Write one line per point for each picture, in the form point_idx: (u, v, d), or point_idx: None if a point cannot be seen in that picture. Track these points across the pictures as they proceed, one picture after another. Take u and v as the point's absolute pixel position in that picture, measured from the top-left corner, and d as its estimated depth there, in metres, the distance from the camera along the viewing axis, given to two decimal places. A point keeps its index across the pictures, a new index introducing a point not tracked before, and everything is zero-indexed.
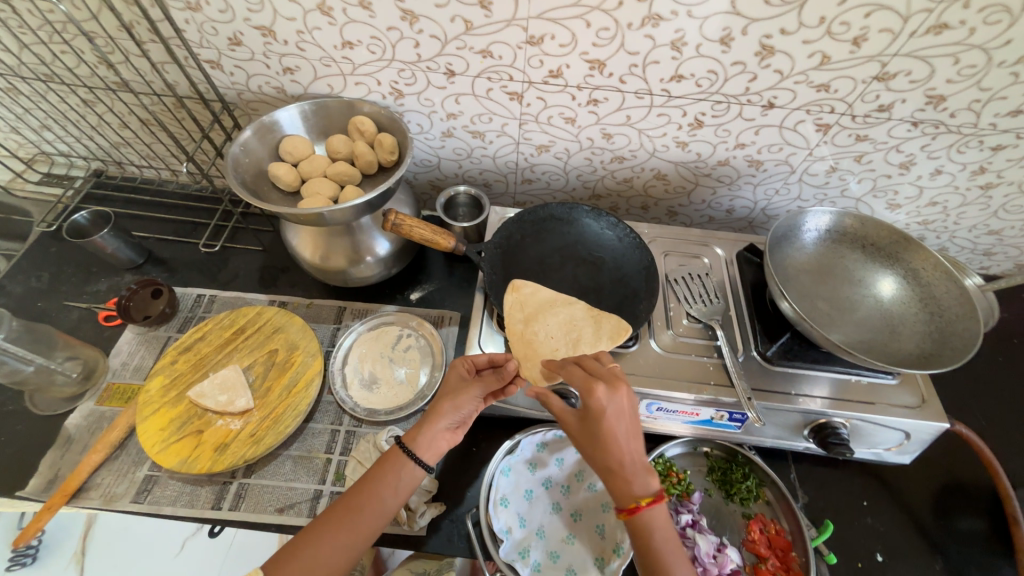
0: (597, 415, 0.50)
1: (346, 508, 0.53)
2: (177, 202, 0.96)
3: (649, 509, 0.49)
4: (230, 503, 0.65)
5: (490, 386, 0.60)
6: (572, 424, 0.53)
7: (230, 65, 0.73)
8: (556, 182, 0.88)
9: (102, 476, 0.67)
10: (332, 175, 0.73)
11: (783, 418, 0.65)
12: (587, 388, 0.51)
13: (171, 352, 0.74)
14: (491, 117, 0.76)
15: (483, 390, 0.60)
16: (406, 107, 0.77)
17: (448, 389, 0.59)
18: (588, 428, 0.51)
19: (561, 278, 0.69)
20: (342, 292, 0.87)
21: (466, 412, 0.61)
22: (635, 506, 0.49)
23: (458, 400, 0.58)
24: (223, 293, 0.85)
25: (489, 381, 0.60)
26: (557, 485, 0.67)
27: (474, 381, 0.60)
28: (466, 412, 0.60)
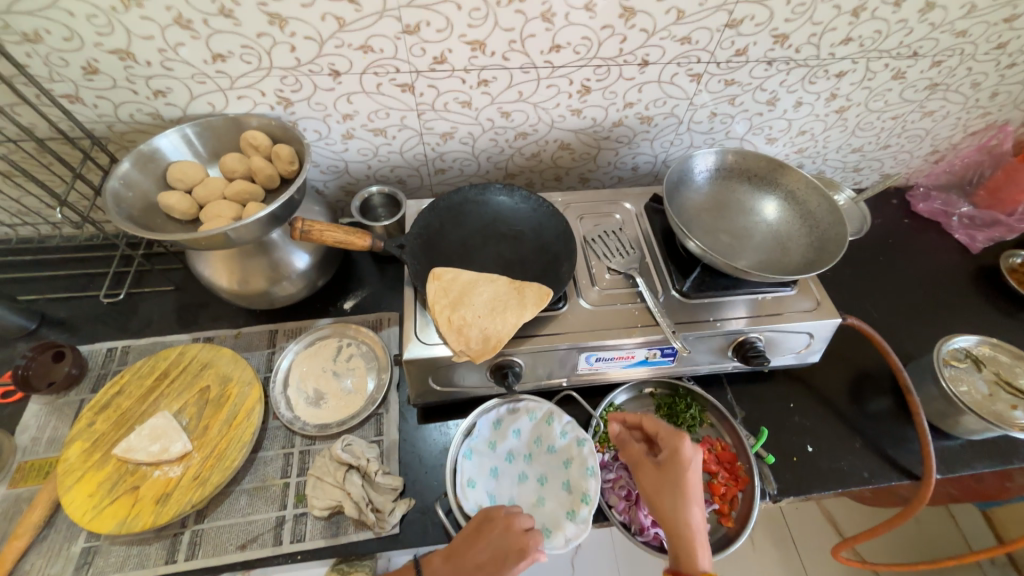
0: (682, 463, 0.60)
1: None
2: (65, 257, 0.88)
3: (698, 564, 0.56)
4: (185, 552, 0.62)
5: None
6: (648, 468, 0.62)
7: (91, 97, 0.68)
8: (469, 168, 0.89)
9: (31, 562, 0.61)
10: (231, 196, 0.70)
11: (708, 344, 0.72)
12: (673, 444, 0.61)
13: (86, 413, 0.68)
14: (388, 112, 0.76)
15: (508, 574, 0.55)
16: (298, 115, 0.75)
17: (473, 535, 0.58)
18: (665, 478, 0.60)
19: (485, 257, 0.71)
20: (272, 315, 0.84)
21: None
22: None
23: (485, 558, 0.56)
24: (138, 341, 0.79)
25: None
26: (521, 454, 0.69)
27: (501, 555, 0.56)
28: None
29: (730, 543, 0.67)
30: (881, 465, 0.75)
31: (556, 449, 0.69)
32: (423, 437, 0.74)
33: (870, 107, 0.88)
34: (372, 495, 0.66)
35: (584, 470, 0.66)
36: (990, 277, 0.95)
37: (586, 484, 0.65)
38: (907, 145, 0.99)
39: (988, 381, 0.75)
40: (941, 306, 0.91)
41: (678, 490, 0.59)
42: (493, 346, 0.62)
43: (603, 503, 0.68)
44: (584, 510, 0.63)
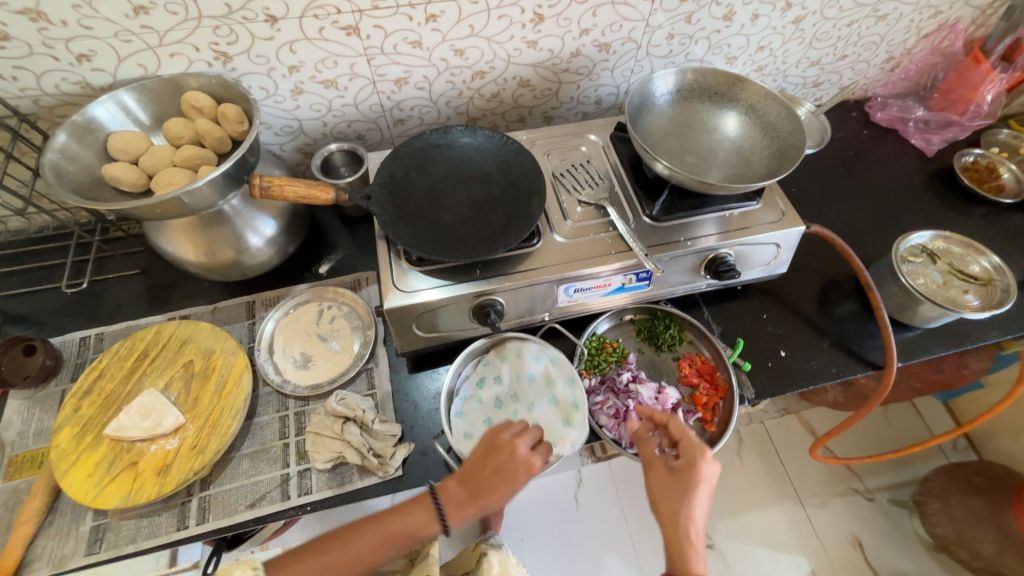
0: (697, 474, 0.56)
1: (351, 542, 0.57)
2: (16, 252, 0.84)
3: None
4: (196, 517, 0.64)
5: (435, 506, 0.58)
6: (656, 473, 0.59)
7: (8, 68, 0.63)
8: (429, 116, 0.87)
9: (42, 545, 0.62)
10: (182, 162, 0.67)
11: (681, 264, 0.74)
12: (694, 453, 0.58)
13: (70, 399, 0.67)
14: (335, 60, 0.72)
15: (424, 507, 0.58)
16: (240, 71, 0.70)
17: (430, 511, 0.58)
18: (675, 481, 0.57)
19: (454, 201, 0.70)
20: (246, 287, 0.83)
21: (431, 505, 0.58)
22: None
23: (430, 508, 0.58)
24: (111, 327, 0.78)
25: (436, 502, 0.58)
26: (541, 406, 0.69)
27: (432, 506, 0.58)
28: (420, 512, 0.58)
29: (714, 444, 0.73)
30: (846, 360, 0.81)
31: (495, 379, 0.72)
32: (415, 385, 0.75)
33: (825, 15, 0.88)
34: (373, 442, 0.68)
35: (566, 381, 0.70)
36: (944, 177, 0.99)
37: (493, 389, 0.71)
38: (862, 54, 1.00)
39: (942, 272, 0.80)
40: (899, 209, 0.95)
41: (708, 484, 0.57)
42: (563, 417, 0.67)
43: (593, 424, 0.72)
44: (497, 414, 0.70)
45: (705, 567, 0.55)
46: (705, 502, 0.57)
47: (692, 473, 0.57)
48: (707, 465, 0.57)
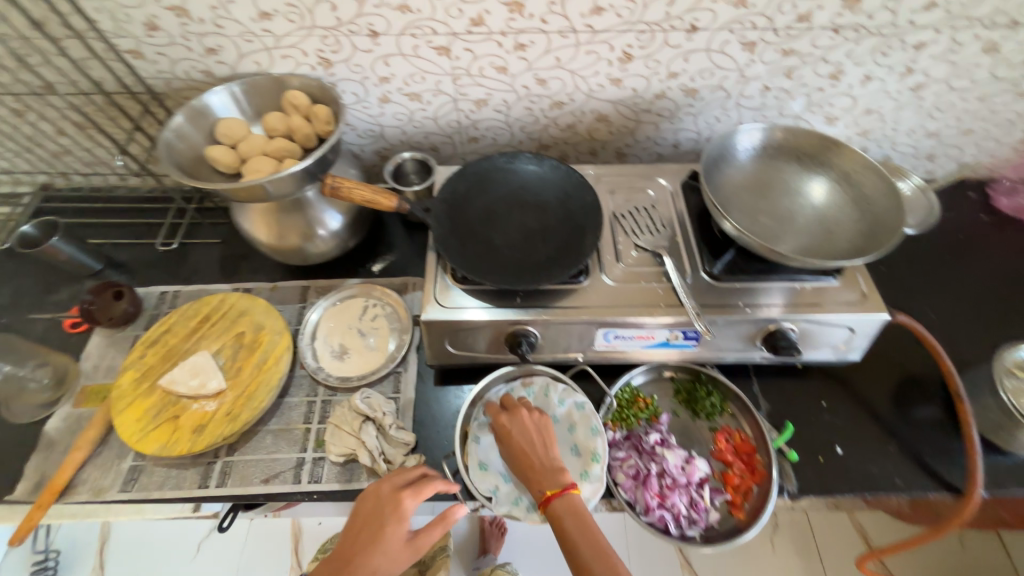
0: (518, 424, 0.63)
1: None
2: (128, 206, 0.96)
3: (563, 496, 0.58)
4: (216, 480, 0.68)
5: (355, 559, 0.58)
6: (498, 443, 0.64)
7: (152, 53, 0.72)
8: (502, 138, 0.88)
9: (88, 472, 0.69)
10: (271, 153, 0.73)
11: (735, 330, 0.68)
12: (511, 407, 0.65)
13: (139, 346, 0.74)
14: (423, 76, 0.76)
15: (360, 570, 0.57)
16: (337, 76, 0.76)
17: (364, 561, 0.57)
18: (507, 440, 0.63)
19: (509, 225, 0.70)
20: (305, 271, 0.89)
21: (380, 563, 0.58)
22: (553, 492, 0.58)
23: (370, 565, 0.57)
24: (187, 287, 0.86)
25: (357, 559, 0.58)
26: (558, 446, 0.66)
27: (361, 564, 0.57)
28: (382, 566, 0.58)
29: (740, 533, 0.66)
30: (916, 474, 0.70)
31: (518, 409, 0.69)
32: (437, 398, 0.76)
33: (952, 85, 0.79)
34: (386, 446, 0.69)
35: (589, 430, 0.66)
36: None
37: None
38: (994, 131, 0.87)
39: None
40: (1012, 314, 0.82)
41: (536, 425, 0.63)
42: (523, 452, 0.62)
43: (608, 481, 0.68)
44: None
45: (556, 477, 0.59)
46: (542, 441, 0.62)
47: (532, 487, 0.60)
48: (525, 416, 0.64)
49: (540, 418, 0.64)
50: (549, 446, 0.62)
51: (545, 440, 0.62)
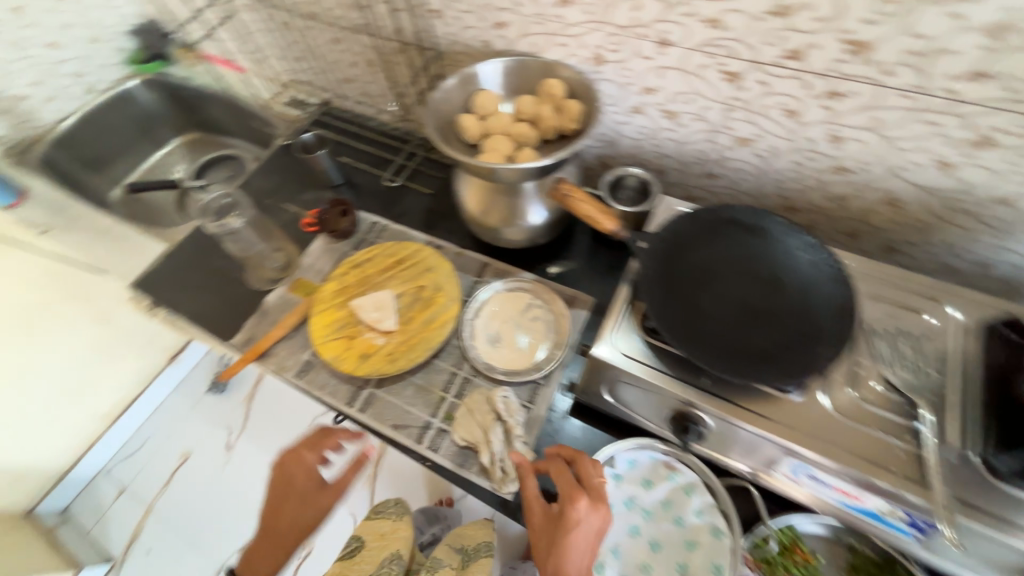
0: (568, 525, 0.51)
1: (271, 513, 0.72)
2: (374, 137, 1.10)
3: None
4: (360, 404, 0.76)
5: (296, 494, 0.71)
6: (536, 514, 0.57)
7: (450, 16, 0.77)
8: (746, 184, 0.76)
9: (279, 349, 0.82)
10: (513, 135, 0.74)
11: (991, 551, 0.50)
12: (570, 498, 0.53)
13: (346, 264, 0.85)
14: (693, 98, 0.68)
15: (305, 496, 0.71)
16: (602, 76, 0.72)
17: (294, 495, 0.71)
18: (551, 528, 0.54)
19: (726, 293, 0.59)
20: (488, 248, 0.91)
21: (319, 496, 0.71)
22: None
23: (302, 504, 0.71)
24: (393, 225, 0.96)
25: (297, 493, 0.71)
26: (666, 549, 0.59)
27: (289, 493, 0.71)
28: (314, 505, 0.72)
29: None
30: None
31: (652, 480, 0.63)
32: (568, 429, 0.72)
33: None
34: (505, 456, 0.67)
35: (711, 563, 0.57)
36: None
37: (639, 478, 0.64)
38: None
39: None
40: None
41: (589, 531, 0.51)
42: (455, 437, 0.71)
43: None
44: (640, 497, 0.63)
45: None
46: (587, 553, 0.51)
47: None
48: (577, 516, 0.51)
49: (595, 516, 0.52)
50: (587, 551, 0.51)
51: (585, 544, 0.51)
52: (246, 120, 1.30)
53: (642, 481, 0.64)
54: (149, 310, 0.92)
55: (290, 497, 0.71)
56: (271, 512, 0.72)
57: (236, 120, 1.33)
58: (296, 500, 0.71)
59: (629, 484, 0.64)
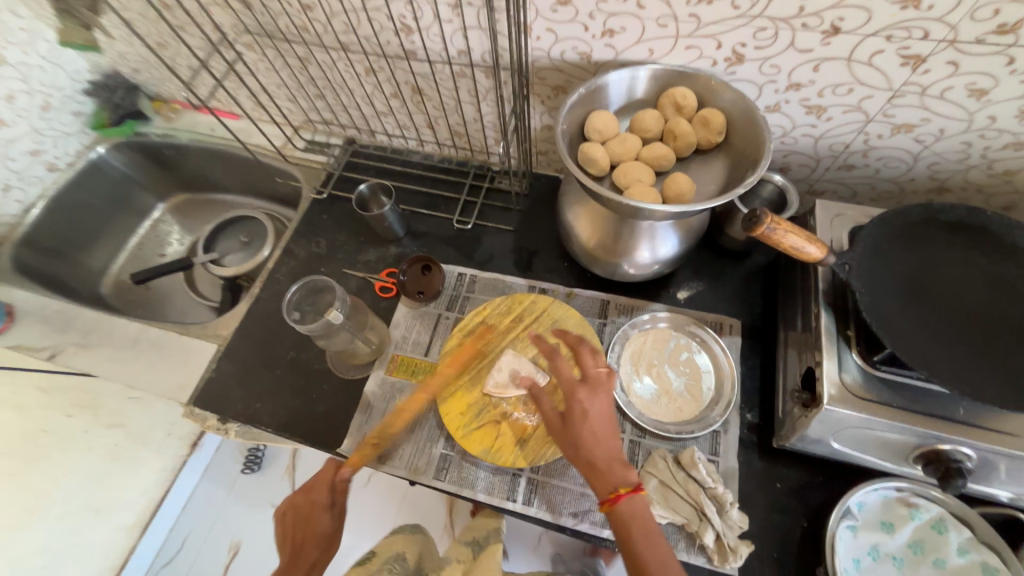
0: (583, 410, 0.53)
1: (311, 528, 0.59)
2: (424, 173, 0.96)
3: (630, 500, 0.48)
4: (524, 496, 0.65)
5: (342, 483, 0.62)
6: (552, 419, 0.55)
7: (541, 29, 0.65)
8: (890, 171, 0.70)
9: (403, 447, 0.70)
10: (646, 159, 0.64)
11: None
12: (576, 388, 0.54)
13: (457, 333, 0.73)
14: (853, 88, 0.60)
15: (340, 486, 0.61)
16: (737, 76, 0.63)
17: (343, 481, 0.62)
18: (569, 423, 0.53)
19: (961, 306, 0.54)
20: (600, 283, 0.81)
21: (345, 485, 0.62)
22: (617, 493, 0.48)
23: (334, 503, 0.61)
24: (483, 273, 0.84)
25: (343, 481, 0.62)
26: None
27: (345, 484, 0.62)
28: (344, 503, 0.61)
29: None
30: None
31: (892, 522, 0.58)
32: (765, 475, 0.65)
33: None
34: (725, 529, 0.59)
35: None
36: None
37: (877, 521, 0.58)
38: None
39: None
40: None
41: (598, 409, 0.53)
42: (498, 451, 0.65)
43: None
44: (885, 544, 0.57)
45: (626, 477, 0.50)
46: (605, 433, 0.52)
47: (594, 484, 0.51)
48: (594, 394, 0.54)
49: (596, 398, 0.54)
50: (595, 433, 0.52)
51: (598, 424, 0.52)
52: (253, 177, 1.13)
53: (881, 524, 0.58)
54: (221, 429, 0.77)
55: (355, 468, 0.64)
56: (340, 473, 0.63)
57: (238, 178, 1.15)
58: (364, 464, 0.63)
59: (870, 530, 0.58)
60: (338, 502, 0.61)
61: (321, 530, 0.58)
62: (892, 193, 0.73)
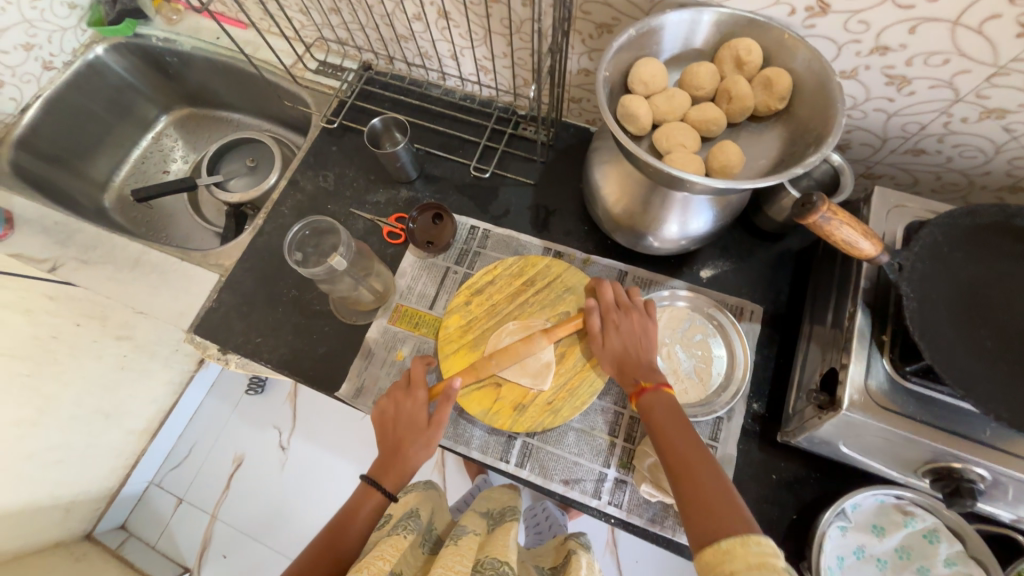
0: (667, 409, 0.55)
1: (361, 512, 0.58)
2: (444, 111, 0.88)
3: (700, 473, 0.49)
4: (517, 459, 0.65)
5: (393, 449, 0.61)
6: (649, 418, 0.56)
7: None
8: (963, 162, 0.62)
9: None
10: (693, 122, 0.57)
11: None
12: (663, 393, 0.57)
13: (465, 290, 0.70)
14: (949, 59, 0.51)
15: (393, 446, 0.61)
16: (814, 31, 0.54)
17: (400, 426, 0.61)
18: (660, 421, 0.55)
19: (1008, 324, 0.50)
20: (621, 252, 0.77)
21: (391, 445, 0.61)
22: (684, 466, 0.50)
23: (386, 468, 0.60)
24: (497, 229, 0.79)
25: (398, 437, 0.61)
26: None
27: (398, 444, 0.61)
28: (407, 462, 0.60)
29: None
30: None
31: (884, 527, 0.57)
32: (763, 467, 0.64)
33: None
34: None
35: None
36: None
37: (868, 525, 0.58)
38: None
39: None
40: None
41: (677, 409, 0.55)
42: (497, 404, 0.64)
43: None
44: (873, 544, 0.57)
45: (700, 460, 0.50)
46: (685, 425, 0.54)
47: (624, 382, 0.60)
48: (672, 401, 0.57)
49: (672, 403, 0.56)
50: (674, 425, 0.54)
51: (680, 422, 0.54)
52: (261, 98, 1.06)
53: (873, 525, 0.57)
54: (221, 360, 0.77)
55: (405, 429, 0.61)
56: (390, 442, 0.61)
57: (246, 96, 1.07)
58: (408, 429, 0.61)
59: (860, 531, 0.57)
60: (389, 478, 0.59)
61: (370, 510, 0.58)
62: (958, 185, 0.66)
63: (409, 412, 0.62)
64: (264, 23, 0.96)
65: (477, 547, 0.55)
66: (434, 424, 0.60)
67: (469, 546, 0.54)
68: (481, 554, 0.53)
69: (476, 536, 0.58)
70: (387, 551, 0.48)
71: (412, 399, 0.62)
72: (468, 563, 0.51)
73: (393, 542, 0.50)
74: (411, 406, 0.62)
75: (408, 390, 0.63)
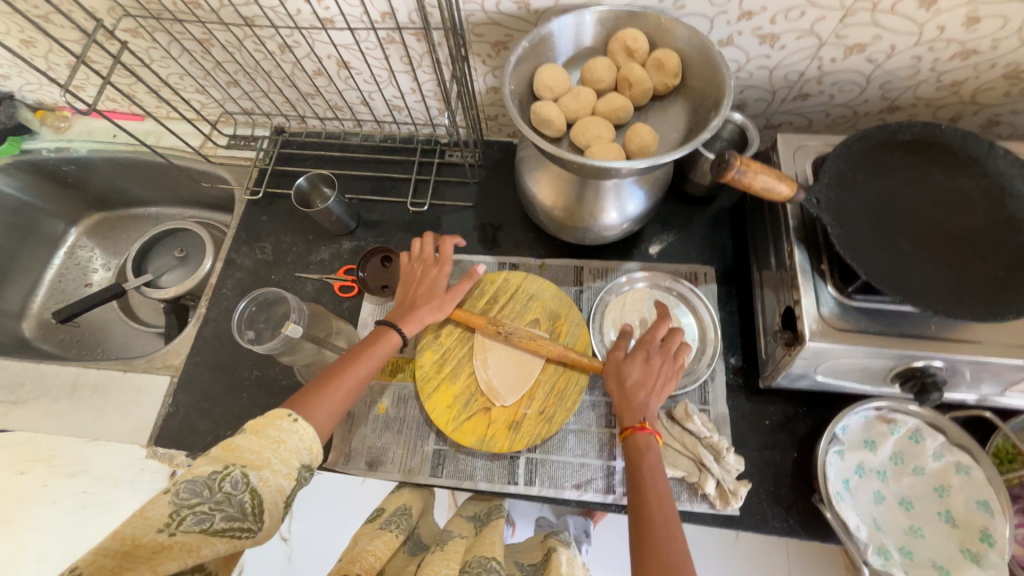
0: (652, 460, 0.51)
1: (345, 368, 0.56)
2: (368, 157, 0.88)
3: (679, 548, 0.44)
4: (525, 478, 0.64)
5: (422, 292, 0.64)
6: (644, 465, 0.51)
7: None
8: (844, 96, 0.69)
9: (392, 452, 0.67)
10: (603, 113, 0.60)
11: None
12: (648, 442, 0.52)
13: (431, 324, 0.69)
14: (804, 11, 0.57)
15: (417, 306, 0.63)
16: (686, 11, 0.59)
17: (426, 287, 0.65)
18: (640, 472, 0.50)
19: (920, 227, 0.55)
20: (571, 249, 0.78)
21: (416, 303, 0.64)
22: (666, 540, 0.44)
23: (407, 318, 0.62)
24: (449, 257, 0.79)
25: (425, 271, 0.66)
26: (919, 503, 0.57)
27: (424, 309, 0.63)
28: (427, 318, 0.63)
29: None
30: None
31: (874, 440, 0.60)
32: (756, 416, 0.66)
33: None
34: (725, 475, 0.60)
35: (974, 502, 0.55)
36: None
37: (861, 444, 0.60)
38: None
39: None
40: None
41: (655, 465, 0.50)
42: (492, 429, 0.63)
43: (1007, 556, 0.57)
44: (869, 460, 0.60)
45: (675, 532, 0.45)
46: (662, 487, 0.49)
47: (622, 415, 0.55)
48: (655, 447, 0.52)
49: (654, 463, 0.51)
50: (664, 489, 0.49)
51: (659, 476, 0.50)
52: (175, 186, 1.02)
53: (865, 442, 0.60)
54: (192, 466, 0.71)
55: (428, 297, 0.64)
56: (408, 294, 0.65)
57: (159, 188, 1.03)
58: (429, 295, 0.64)
59: (855, 451, 0.60)
60: (405, 324, 0.61)
61: (381, 351, 0.59)
62: (846, 117, 0.73)
63: (441, 266, 0.66)
64: (162, 111, 0.93)
65: (466, 549, 0.54)
66: (454, 294, 0.65)
67: (457, 549, 0.53)
68: (469, 553, 0.52)
69: (463, 537, 0.56)
70: (378, 547, 0.50)
71: (443, 269, 0.66)
72: (456, 565, 0.50)
73: (384, 542, 0.51)
74: (442, 267, 0.66)
75: (437, 268, 0.66)
